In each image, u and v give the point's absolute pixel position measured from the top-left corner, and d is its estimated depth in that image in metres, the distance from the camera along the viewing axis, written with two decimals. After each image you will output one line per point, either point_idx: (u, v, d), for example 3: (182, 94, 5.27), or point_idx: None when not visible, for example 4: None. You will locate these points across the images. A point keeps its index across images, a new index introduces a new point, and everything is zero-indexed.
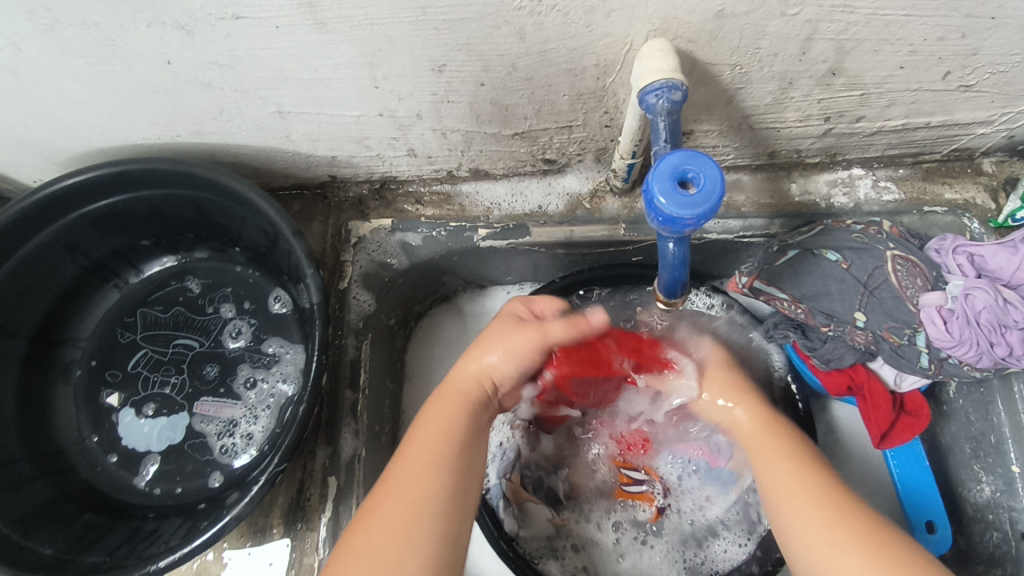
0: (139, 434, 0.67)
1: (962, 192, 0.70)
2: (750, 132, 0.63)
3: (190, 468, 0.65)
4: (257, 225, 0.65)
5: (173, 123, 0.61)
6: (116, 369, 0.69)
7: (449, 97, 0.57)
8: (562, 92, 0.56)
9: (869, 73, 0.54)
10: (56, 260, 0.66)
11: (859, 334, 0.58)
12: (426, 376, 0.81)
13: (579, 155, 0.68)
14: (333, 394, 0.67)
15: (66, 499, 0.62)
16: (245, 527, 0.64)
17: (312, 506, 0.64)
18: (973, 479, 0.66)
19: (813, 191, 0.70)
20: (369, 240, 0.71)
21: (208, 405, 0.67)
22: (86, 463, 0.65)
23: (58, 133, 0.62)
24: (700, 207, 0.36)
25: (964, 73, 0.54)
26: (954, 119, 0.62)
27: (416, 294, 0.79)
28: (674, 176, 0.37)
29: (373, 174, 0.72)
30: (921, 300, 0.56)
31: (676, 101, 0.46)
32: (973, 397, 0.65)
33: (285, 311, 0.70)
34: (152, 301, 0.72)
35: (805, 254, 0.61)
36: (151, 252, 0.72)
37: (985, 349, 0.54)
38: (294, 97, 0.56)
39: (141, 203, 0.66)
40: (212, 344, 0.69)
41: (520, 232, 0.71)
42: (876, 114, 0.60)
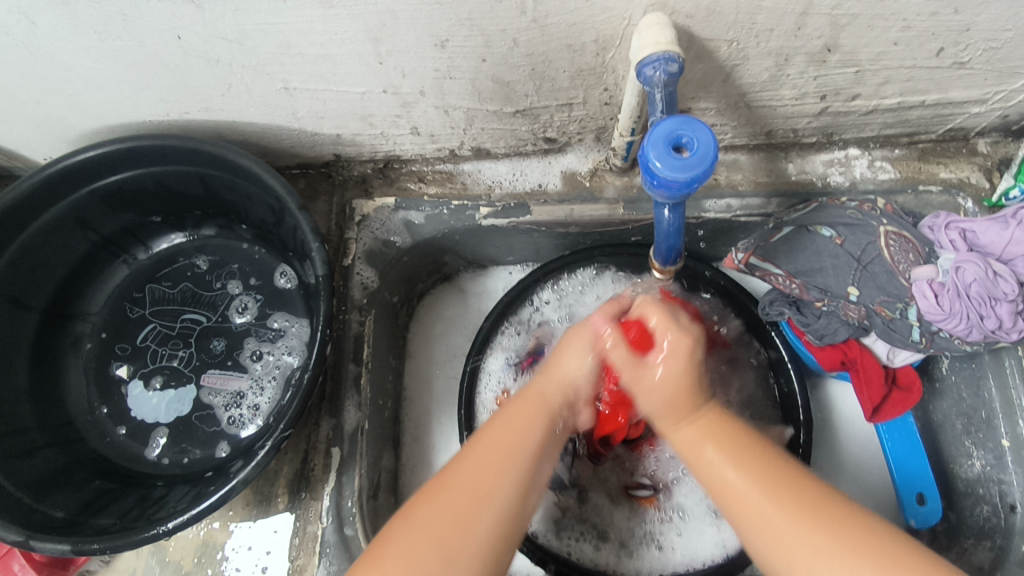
0: (148, 406, 0.68)
1: (957, 172, 0.70)
2: (747, 110, 0.64)
3: (197, 438, 0.66)
4: (263, 201, 0.66)
5: (181, 100, 0.62)
6: (125, 343, 0.71)
7: (452, 74, 0.58)
8: (562, 68, 0.57)
9: (864, 50, 0.55)
10: (67, 235, 0.67)
11: (852, 308, 0.59)
12: (427, 354, 0.83)
13: (580, 133, 0.69)
14: (336, 367, 0.68)
15: (76, 467, 0.63)
16: (250, 496, 0.66)
17: (315, 477, 0.65)
18: (963, 454, 0.66)
19: (810, 171, 0.71)
20: (372, 218, 0.73)
21: (215, 378, 0.69)
22: (96, 434, 0.67)
23: (69, 109, 0.63)
24: (693, 170, 0.38)
25: (957, 49, 0.55)
26: (949, 97, 0.62)
27: (418, 273, 0.80)
28: (668, 142, 0.39)
29: (376, 153, 0.73)
30: (913, 274, 0.57)
31: (673, 73, 0.47)
32: (965, 373, 0.66)
33: (290, 287, 0.71)
34: (160, 278, 0.73)
35: (800, 231, 0.62)
36: (158, 229, 0.74)
37: (975, 322, 0.55)
38: (300, 73, 0.57)
39: (150, 179, 0.67)
40: (219, 319, 0.71)
41: (521, 210, 0.72)
42: (871, 92, 0.61)
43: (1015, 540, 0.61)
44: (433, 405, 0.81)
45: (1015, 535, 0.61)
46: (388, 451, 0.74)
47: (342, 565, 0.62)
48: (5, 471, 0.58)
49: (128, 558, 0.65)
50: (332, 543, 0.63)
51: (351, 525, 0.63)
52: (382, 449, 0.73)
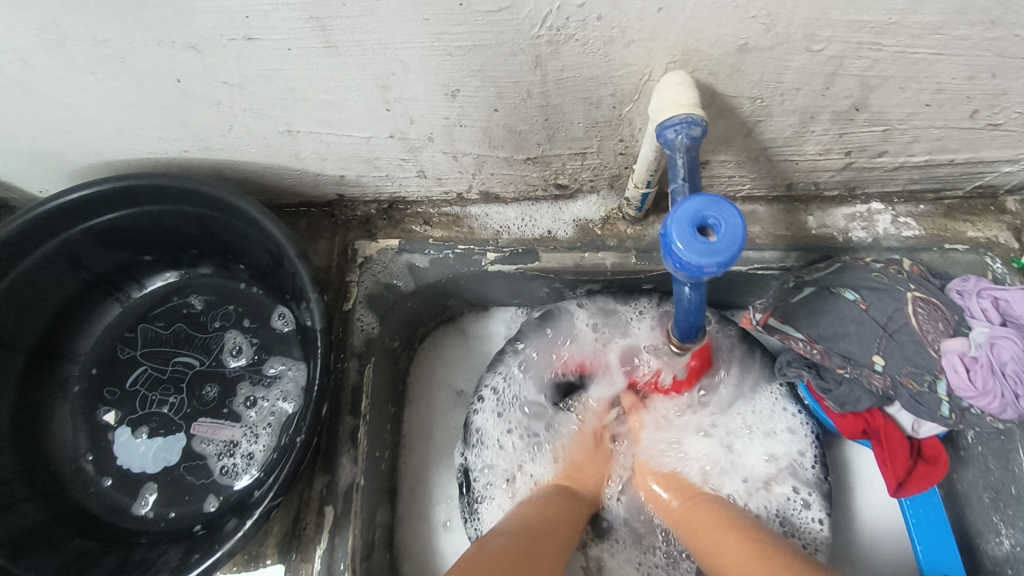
0: (135, 454, 0.65)
1: (984, 231, 0.68)
2: (768, 164, 0.62)
3: (187, 491, 0.63)
4: (261, 244, 0.64)
5: (181, 140, 0.60)
6: (114, 387, 0.68)
7: (461, 121, 0.56)
8: (577, 120, 0.55)
9: (894, 110, 0.52)
10: (58, 274, 0.65)
11: (876, 377, 0.56)
12: (427, 401, 0.80)
13: (592, 181, 0.67)
14: (332, 420, 0.66)
15: (56, 521, 0.61)
16: (238, 553, 0.63)
17: (307, 536, 0.62)
18: (991, 531, 0.63)
19: (831, 225, 0.68)
20: (375, 260, 0.70)
21: (206, 426, 0.66)
22: (78, 484, 0.64)
23: (66, 145, 0.61)
24: (720, 256, 0.34)
25: (991, 112, 0.52)
26: (979, 156, 0.60)
27: (422, 316, 0.78)
28: (692, 222, 0.35)
29: (381, 194, 0.71)
30: (942, 346, 0.54)
31: (696, 136, 0.44)
32: (993, 444, 0.62)
33: (288, 330, 0.69)
34: (154, 317, 0.70)
35: (823, 293, 0.59)
36: (153, 268, 0.71)
37: (1009, 401, 0.51)
38: (304, 117, 0.55)
39: (146, 219, 0.65)
40: (213, 364, 0.68)
41: (530, 257, 0.69)
42: (899, 150, 0.59)
43: None
44: (431, 456, 0.78)
45: None
46: (385, 503, 0.71)
47: None
48: None
49: None
50: None
51: None
52: (379, 503, 0.70)
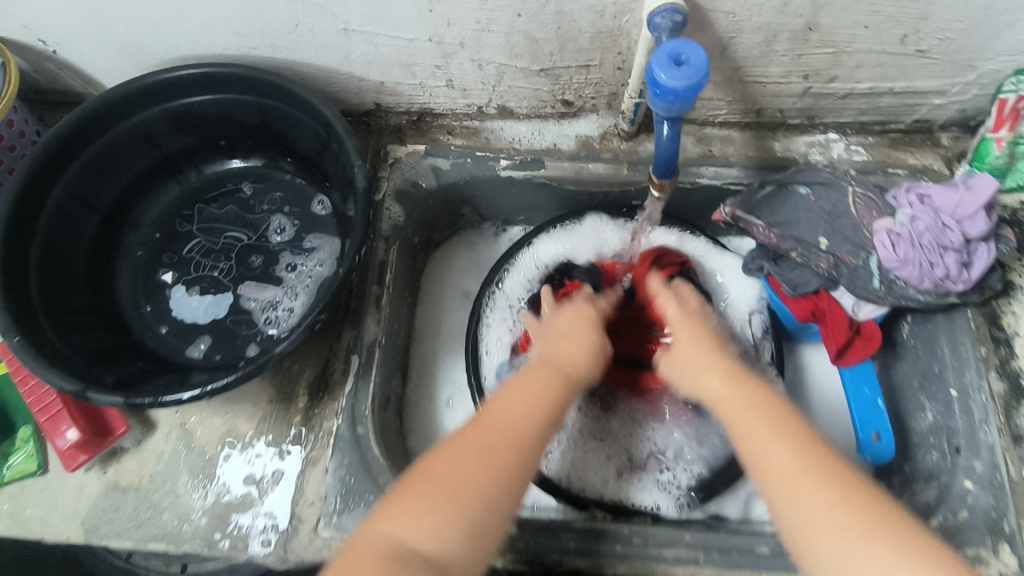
0: (188, 307, 0.75)
1: (921, 159, 0.80)
2: (740, 85, 0.74)
3: (237, 337, 0.74)
4: (311, 130, 0.75)
5: (252, 35, 0.71)
6: (172, 253, 0.78)
7: (490, 27, 0.67)
8: (584, 29, 0.67)
9: (840, 31, 0.65)
10: (135, 148, 0.76)
11: (822, 257, 0.68)
12: (437, 300, 0.90)
13: (594, 98, 0.79)
14: (360, 287, 0.77)
15: (120, 349, 0.70)
16: (273, 394, 0.73)
17: (335, 379, 0.72)
18: (919, 408, 0.75)
19: (793, 149, 0.80)
20: (404, 161, 0.82)
21: (251, 287, 0.76)
22: (140, 328, 0.74)
23: (152, 37, 0.73)
24: (689, 80, 0.47)
25: (918, 37, 0.65)
26: (914, 86, 0.72)
27: (438, 221, 0.89)
28: (670, 58, 0.48)
29: (413, 105, 0.82)
30: (875, 226, 0.66)
31: (678, 22, 0.56)
32: (923, 334, 0.75)
33: (325, 214, 0.80)
34: (209, 199, 0.81)
35: (781, 189, 0.71)
36: (213, 156, 0.82)
37: (925, 269, 0.63)
38: (361, 15, 0.67)
39: (213, 106, 0.76)
40: (258, 238, 0.79)
41: (536, 164, 0.81)
42: (848, 75, 0.71)
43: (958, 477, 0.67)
44: (439, 345, 0.88)
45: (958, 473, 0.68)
46: (397, 375, 0.81)
47: (353, 458, 0.68)
48: (67, 338, 0.65)
49: (158, 440, 0.71)
50: (345, 438, 0.69)
51: (363, 425, 0.70)
52: (393, 371, 0.79)
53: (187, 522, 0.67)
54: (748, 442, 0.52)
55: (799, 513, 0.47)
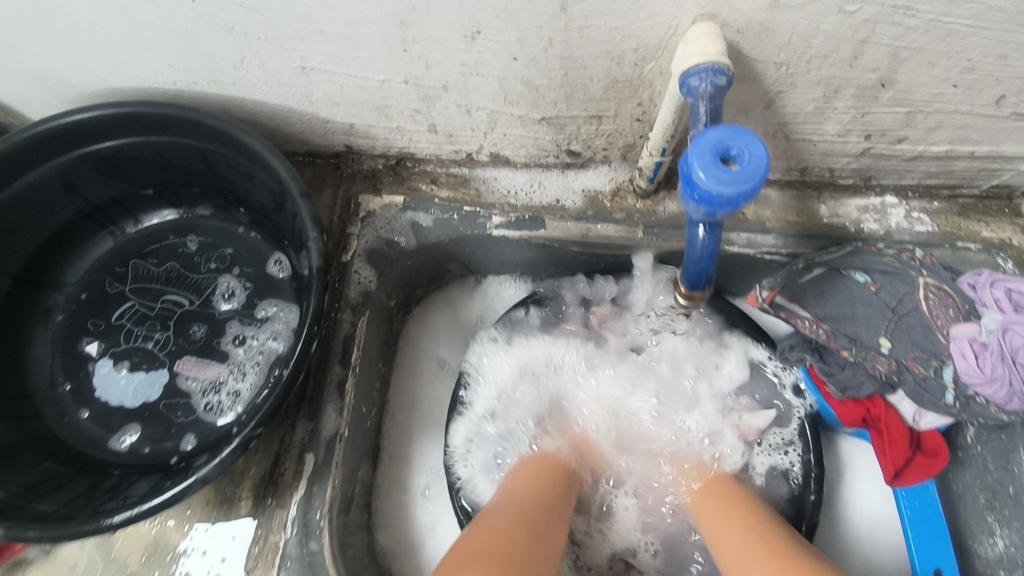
0: (114, 387, 0.63)
1: (998, 232, 0.66)
2: (785, 143, 0.61)
3: (169, 428, 0.62)
4: (264, 183, 0.62)
5: (190, 69, 0.58)
6: (99, 319, 0.66)
7: (479, 70, 0.54)
8: (596, 76, 0.54)
9: (920, 89, 0.51)
10: (52, 198, 0.63)
11: (882, 361, 0.55)
12: (413, 370, 0.77)
13: (605, 149, 0.66)
14: (321, 367, 0.64)
15: (25, 445, 0.59)
16: (212, 495, 0.61)
17: (284, 483, 0.60)
18: (985, 532, 0.62)
19: (843, 215, 0.67)
20: (378, 216, 0.69)
21: (190, 364, 0.64)
22: (54, 411, 0.62)
23: (71, 66, 0.60)
24: (740, 186, 0.34)
25: (1018, 99, 0.52)
26: (1000, 150, 0.59)
27: (420, 278, 0.76)
28: (716, 152, 0.35)
29: (390, 149, 0.70)
30: (952, 331, 0.53)
31: (721, 86, 0.44)
32: (993, 444, 0.62)
33: (283, 277, 0.67)
34: (146, 254, 0.69)
35: (832, 274, 0.58)
36: (152, 203, 0.69)
37: (1018, 390, 0.50)
38: (319, 52, 0.54)
39: (147, 150, 0.63)
40: (202, 304, 0.67)
41: (535, 224, 0.68)
42: (919, 136, 0.58)
43: None
44: (415, 425, 0.75)
45: None
46: (366, 464, 0.69)
47: None
48: None
49: (71, 549, 0.59)
50: (293, 557, 0.57)
51: (317, 540, 0.58)
52: (359, 462, 0.67)
53: None
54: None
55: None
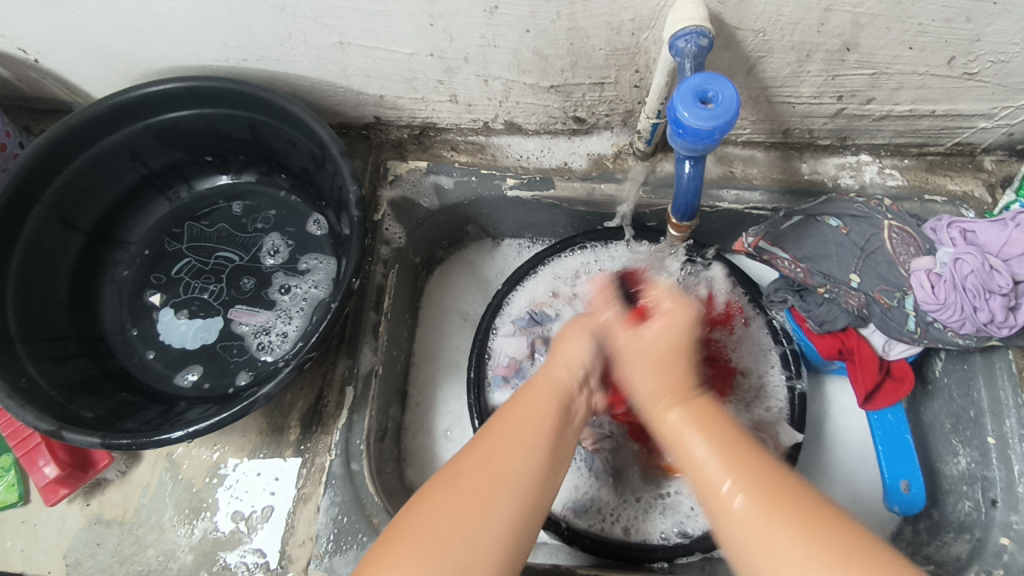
0: (176, 332, 0.72)
1: (962, 185, 0.74)
2: (767, 105, 0.68)
3: (224, 366, 0.70)
4: (306, 148, 0.70)
5: (243, 47, 0.67)
6: (160, 273, 0.75)
7: (496, 42, 0.62)
8: (599, 45, 0.61)
9: (881, 51, 0.59)
10: (120, 165, 0.72)
11: (853, 295, 0.63)
12: (437, 323, 0.85)
13: (608, 116, 0.73)
14: (357, 313, 0.72)
15: (104, 378, 0.67)
16: (264, 425, 0.69)
17: (328, 412, 0.68)
18: (950, 452, 0.69)
19: (822, 172, 0.74)
20: (404, 178, 0.77)
21: (241, 312, 0.72)
22: (124, 353, 0.70)
23: (138, 46, 0.68)
24: (717, 120, 0.42)
25: (967, 59, 0.59)
26: (957, 109, 0.66)
27: (441, 239, 0.84)
28: (696, 94, 0.43)
29: (415, 119, 0.78)
30: (913, 265, 0.61)
31: (703, 47, 0.52)
32: (957, 374, 0.69)
33: (321, 234, 0.75)
34: (200, 217, 0.77)
35: (809, 220, 0.65)
36: (204, 171, 0.78)
37: (968, 313, 0.58)
38: (357, 28, 0.62)
39: (203, 121, 0.71)
40: (250, 259, 0.75)
41: (545, 184, 0.76)
42: (885, 96, 0.66)
43: (992, 532, 0.63)
44: (439, 374, 0.82)
45: (993, 528, 0.63)
46: (396, 402, 0.76)
47: (346, 497, 0.64)
48: (44, 372, 0.62)
49: (143, 472, 0.68)
50: (338, 475, 0.65)
51: (357, 461, 0.66)
52: (392, 399, 0.75)
53: (173, 560, 0.64)
54: (668, 427, 0.49)
55: (751, 526, 0.40)
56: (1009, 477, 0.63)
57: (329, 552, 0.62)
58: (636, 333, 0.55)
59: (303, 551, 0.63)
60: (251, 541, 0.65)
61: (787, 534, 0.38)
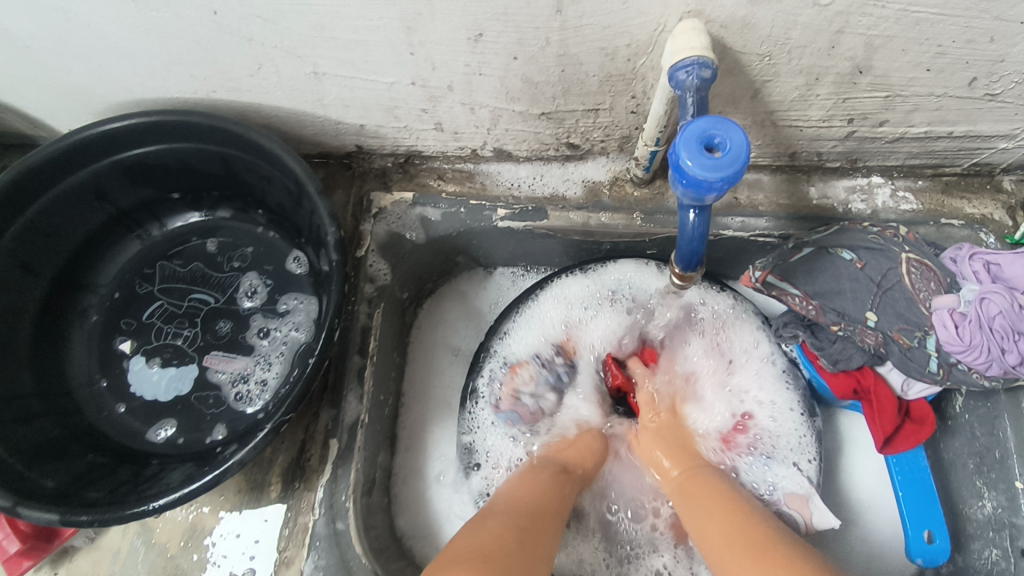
0: (148, 382, 0.67)
1: (980, 208, 0.69)
2: (773, 129, 0.64)
3: (198, 419, 0.65)
4: (282, 184, 0.66)
5: (210, 79, 0.62)
6: (131, 318, 0.70)
7: (481, 70, 0.58)
8: (592, 72, 0.57)
9: (896, 74, 0.55)
10: (84, 205, 0.67)
11: (869, 334, 0.59)
12: (428, 359, 0.80)
13: (603, 141, 0.69)
14: (340, 357, 0.67)
15: (70, 437, 0.63)
16: (243, 481, 0.65)
17: (311, 467, 0.64)
18: (973, 495, 0.65)
19: (832, 196, 0.70)
20: (389, 211, 0.72)
21: (217, 359, 0.68)
22: (92, 407, 0.66)
23: (98, 79, 0.64)
24: (724, 171, 0.37)
25: (989, 80, 0.55)
26: (976, 130, 0.62)
27: (429, 271, 0.79)
28: (700, 141, 0.38)
29: (398, 148, 0.73)
30: (934, 303, 0.57)
31: (706, 78, 0.47)
32: (980, 411, 0.65)
33: (301, 272, 0.71)
34: (172, 256, 0.73)
35: (821, 253, 0.61)
36: (176, 207, 0.73)
37: (995, 356, 0.54)
38: (331, 58, 0.58)
39: (172, 156, 0.67)
40: (227, 301, 0.70)
41: (538, 215, 0.72)
42: (900, 118, 0.61)
43: None
44: (430, 414, 0.78)
45: None
46: (385, 448, 0.72)
47: (332, 560, 0.60)
48: (2, 436, 0.57)
49: (114, 536, 0.63)
50: (322, 536, 0.61)
51: (343, 520, 0.61)
52: (380, 447, 0.71)
53: None
54: (671, 479, 0.62)
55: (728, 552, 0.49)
56: None
57: None
58: (668, 472, 0.62)
59: None
60: None
61: (750, 558, 0.46)
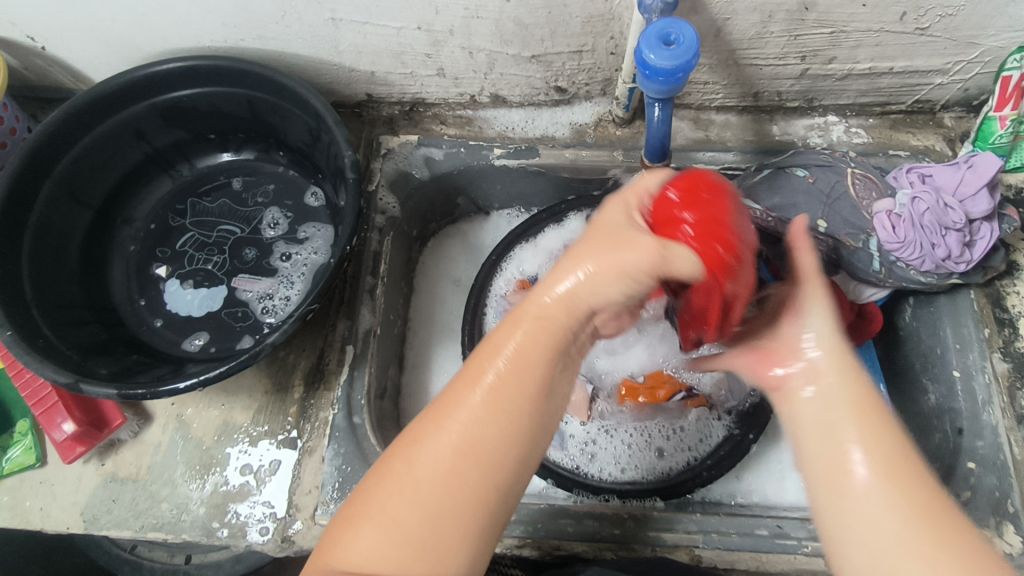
0: (183, 301, 0.75)
1: (923, 141, 0.78)
2: (736, 68, 0.73)
3: (229, 330, 0.73)
4: (303, 122, 0.74)
5: (239, 27, 0.71)
6: (166, 247, 0.78)
7: (479, 13, 0.66)
8: (575, 13, 0.66)
9: (838, 10, 0.63)
10: (124, 143, 0.75)
11: (822, 238, 0.66)
12: (431, 291, 0.88)
13: (588, 84, 0.78)
14: (355, 278, 0.75)
15: (115, 342, 0.70)
16: (268, 384, 0.72)
17: (330, 370, 0.72)
18: (921, 391, 0.73)
19: (792, 133, 0.78)
20: (396, 152, 0.80)
21: (245, 280, 0.76)
22: (134, 321, 0.74)
23: (140, 29, 0.72)
24: (679, 60, 0.46)
25: (918, 14, 0.64)
26: (914, 65, 0.71)
27: (433, 211, 0.87)
28: (658, 37, 0.47)
29: (405, 95, 0.82)
30: (873, 207, 0.65)
31: (668, 3, 0.56)
32: (924, 317, 0.73)
33: (318, 205, 0.79)
34: (202, 194, 0.81)
35: (778, 173, 0.70)
36: (204, 150, 0.82)
37: (927, 250, 0.63)
38: (348, 4, 0.66)
39: (204, 100, 0.75)
40: (251, 231, 0.78)
41: (530, 153, 0.80)
42: (846, 55, 0.70)
43: (960, 457, 0.66)
44: (434, 338, 0.86)
45: (961, 454, 0.66)
46: (394, 365, 0.80)
47: (349, 447, 0.68)
48: (60, 334, 0.65)
49: (155, 432, 0.71)
50: (341, 427, 0.68)
51: (359, 414, 0.69)
52: (390, 362, 0.78)
53: (185, 512, 0.67)
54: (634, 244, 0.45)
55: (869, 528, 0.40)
56: (974, 407, 0.67)
57: (334, 498, 0.66)
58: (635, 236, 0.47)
59: (310, 498, 0.66)
60: (260, 493, 0.68)
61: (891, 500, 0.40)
